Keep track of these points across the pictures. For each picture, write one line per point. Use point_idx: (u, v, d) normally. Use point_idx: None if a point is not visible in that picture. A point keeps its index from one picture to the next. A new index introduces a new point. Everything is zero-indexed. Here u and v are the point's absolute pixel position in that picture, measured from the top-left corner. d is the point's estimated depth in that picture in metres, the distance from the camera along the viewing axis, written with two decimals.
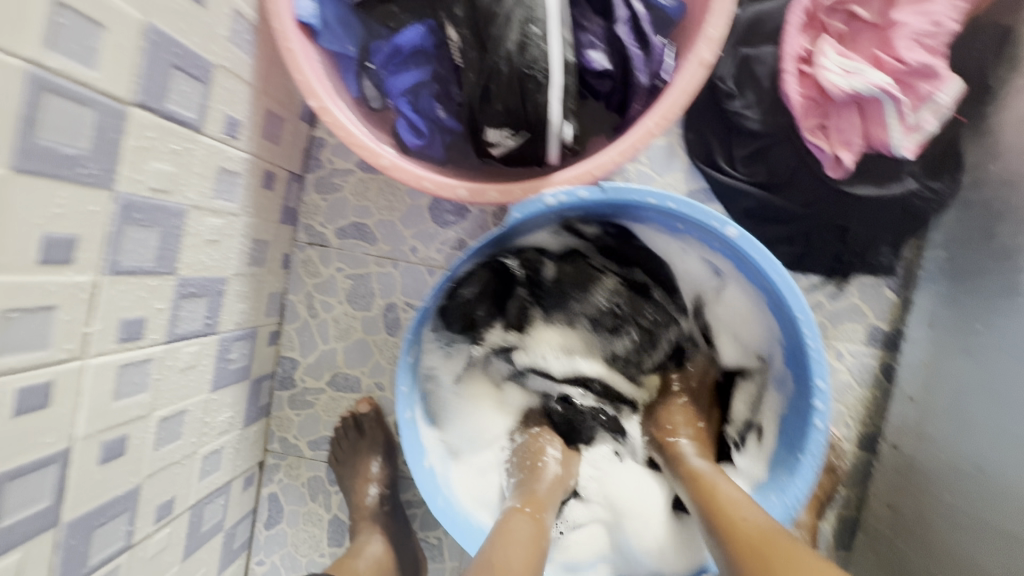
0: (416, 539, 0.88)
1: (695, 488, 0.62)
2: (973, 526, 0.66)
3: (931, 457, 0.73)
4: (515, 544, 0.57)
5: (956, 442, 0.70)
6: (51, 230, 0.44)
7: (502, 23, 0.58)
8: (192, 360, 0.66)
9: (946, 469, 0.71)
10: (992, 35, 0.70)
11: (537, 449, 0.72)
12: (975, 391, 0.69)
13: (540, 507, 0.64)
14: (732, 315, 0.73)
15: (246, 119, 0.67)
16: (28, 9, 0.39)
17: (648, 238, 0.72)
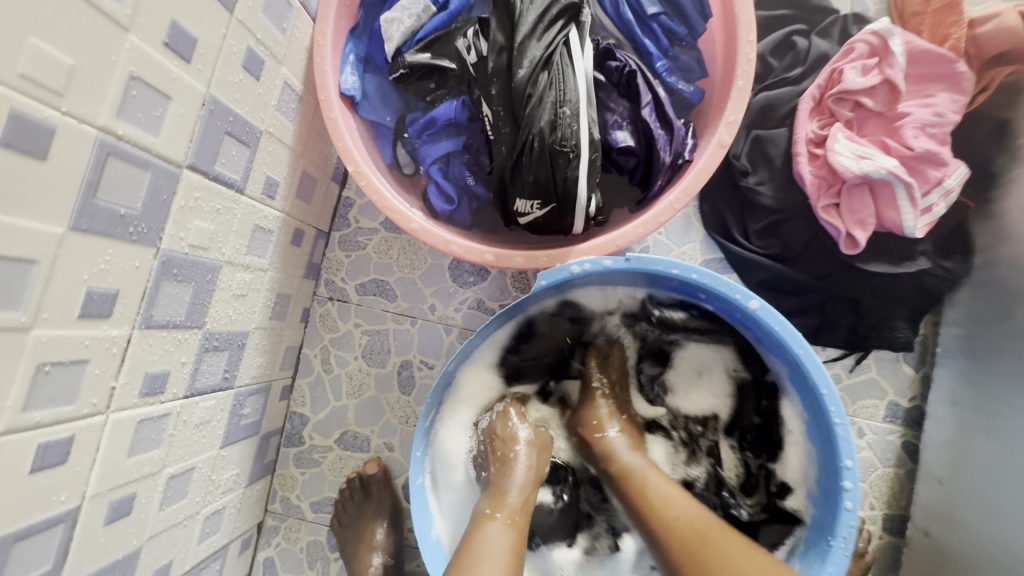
0: None
1: (627, 488, 0.66)
2: None
3: (966, 545, 0.71)
4: (489, 558, 0.55)
5: (990, 530, 0.68)
6: (95, 285, 0.45)
7: (535, 103, 0.62)
8: (207, 415, 0.66)
9: (984, 559, 0.68)
10: (992, 126, 0.74)
11: (508, 435, 0.69)
12: (1008, 474, 0.67)
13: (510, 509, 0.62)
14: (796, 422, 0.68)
15: (283, 181, 0.70)
16: (107, 81, 0.42)
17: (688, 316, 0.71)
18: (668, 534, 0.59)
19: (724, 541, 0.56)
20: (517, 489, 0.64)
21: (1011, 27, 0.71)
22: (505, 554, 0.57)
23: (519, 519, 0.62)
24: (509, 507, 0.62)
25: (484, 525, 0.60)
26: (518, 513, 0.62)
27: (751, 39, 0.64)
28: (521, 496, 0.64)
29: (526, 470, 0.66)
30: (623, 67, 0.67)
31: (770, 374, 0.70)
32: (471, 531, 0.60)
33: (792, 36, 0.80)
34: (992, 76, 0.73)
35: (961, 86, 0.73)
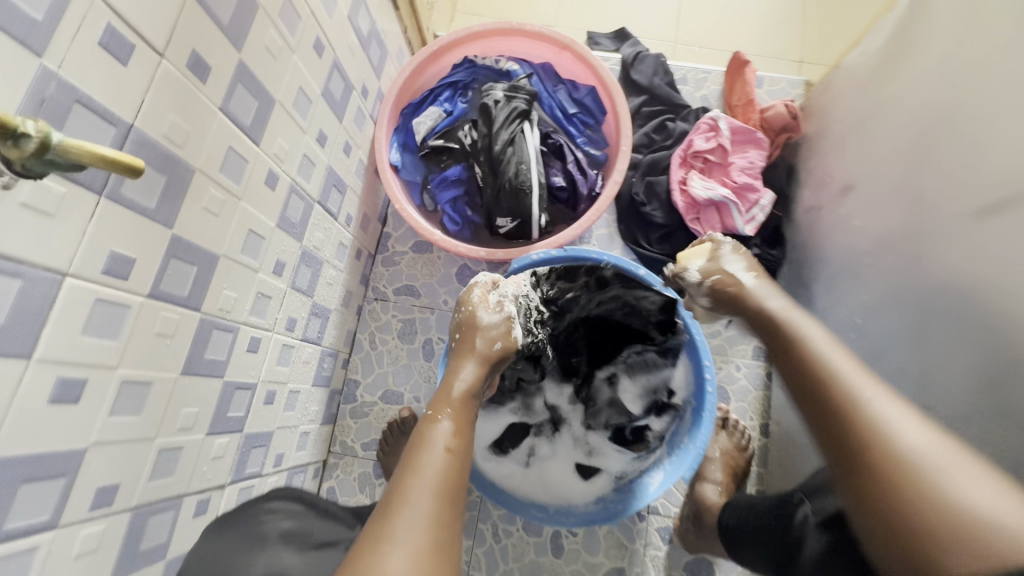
0: None
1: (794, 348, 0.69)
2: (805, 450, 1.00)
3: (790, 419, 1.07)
4: (422, 448, 0.68)
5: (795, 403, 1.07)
6: (280, 256, 0.87)
7: (506, 164, 1.08)
8: (308, 357, 1.05)
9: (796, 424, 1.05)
10: (786, 169, 1.22)
11: (473, 327, 0.87)
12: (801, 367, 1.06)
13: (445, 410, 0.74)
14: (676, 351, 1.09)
15: (355, 217, 1.14)
16: (296, 155, 0.87)
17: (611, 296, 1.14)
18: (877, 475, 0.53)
19: (915, 429, 0.54)
20: (462, 377, 0.80)
21: (782, 113, 1.20)
22: (444, 455, 0.67)
23: (460, 427, 0.72)
24: (454, 395, 0.77)
25: (427, 437, 0.70)
26: (458, 423, 0.73)
27: (627, 125, 1.12)
28: (464, 390, 0.79)
29: (471, 364, 0.83)
30: (557, 143, 1.14)
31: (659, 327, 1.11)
32: (420, 429, 0.71)
33: (665, 122, 1.30)
34: (778, 140, 1.22)
35: (763, 145, 1.21)
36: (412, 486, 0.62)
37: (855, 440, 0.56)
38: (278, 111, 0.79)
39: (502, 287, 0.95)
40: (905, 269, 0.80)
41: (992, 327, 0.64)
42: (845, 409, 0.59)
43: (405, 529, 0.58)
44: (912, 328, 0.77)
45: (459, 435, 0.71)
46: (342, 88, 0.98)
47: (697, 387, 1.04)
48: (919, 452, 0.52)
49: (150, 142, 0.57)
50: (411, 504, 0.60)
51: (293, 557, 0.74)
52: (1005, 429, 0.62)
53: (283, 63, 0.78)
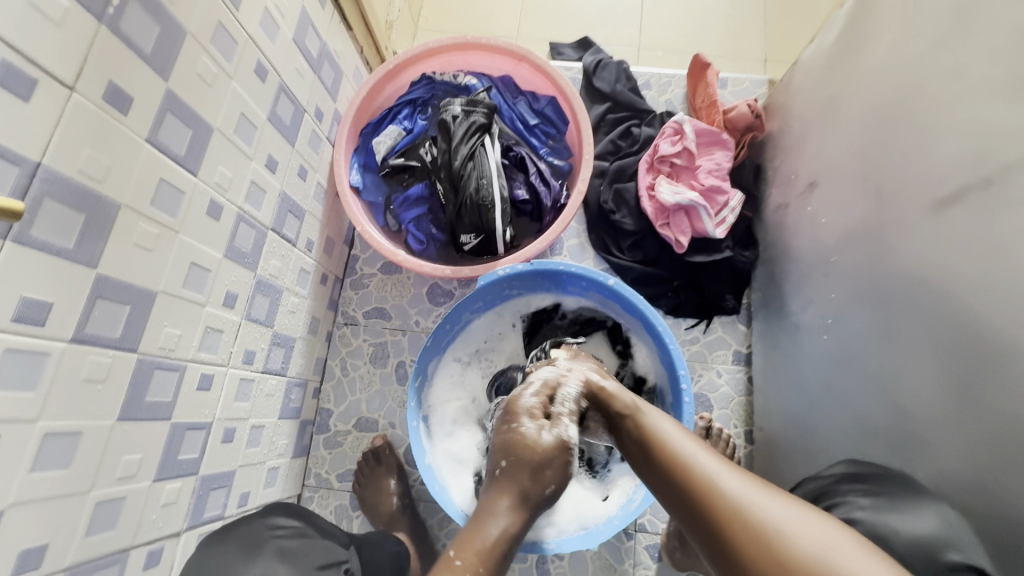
0: (435, 540, 1.13)
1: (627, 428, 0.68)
2: (789, 456, 0.97)
3: (772, 424, 1.04)
4: None
5: (774, 406, 1.04)
6: (230, 288, 0.84)
7: (467, 180, 1.06)
8: (272, 389, 1.01)
9: (778, 429, 1.02)
10: (753, 169, 1.21)
11: (523, 463, 0.68)
12: (780, 369, 1.02)
13: (475, 564, 0.60)
14: (649, 357, 1.09)
15: (316, 241, 1.11)
16: (242, 183, 0.84)
17: (580, 306, 1.13)
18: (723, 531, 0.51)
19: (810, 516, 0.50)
20: (499, 522, 0.65)
21: (744, 113, 1.19)
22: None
23: None
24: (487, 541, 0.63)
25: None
26: None
27: (588, 133, 1.10)
28: (502, 528, 0.64)
29: (508, 505, 0.66)
30: (518, 155, 1.13)
31: (634, 337, 1.10)
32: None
33: (630, 128, 1.29)
34: (743, 140, 1.21)
35: (728, 146, 1.19)
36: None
37: (708, 516, 0.52)
38: (217, 139, 0.77)
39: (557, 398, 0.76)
40: (870, 264, 0.78)
41: (957, 317, 0.62)
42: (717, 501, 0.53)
43: None
44: (880, 324, 0.75)
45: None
46: (291, 112, 0.96)
47: (674, 396, 1.02)
48: (773, 516, 0.50)
49: (64, 178, 0.54)
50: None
51: (288, 571, 0.71)
52: (975, 427, 0.60)
53: (219, 90, 0.76)
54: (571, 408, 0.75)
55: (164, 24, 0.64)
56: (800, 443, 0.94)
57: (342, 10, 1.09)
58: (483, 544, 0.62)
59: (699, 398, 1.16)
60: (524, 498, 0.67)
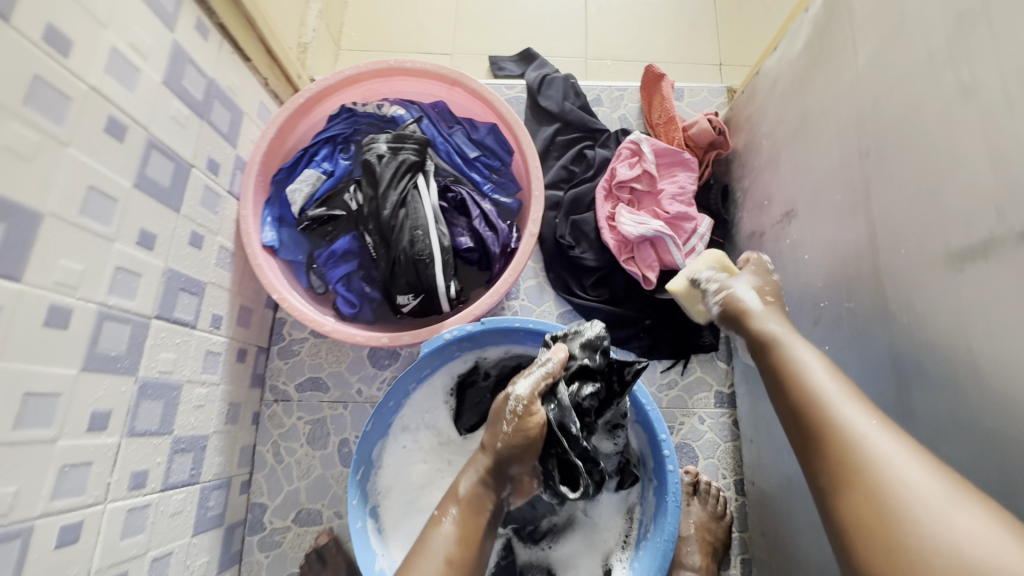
0: None
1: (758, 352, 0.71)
2: (795, 524, 0.86)
3: (770, 481, 0.94)
4: None
5: (772, 461, 0.93)
6: (97, 406, 0.66)
7: (399, 231, 0.91)
8: (179, 506, 0.83)
9: (780, 488, 0.91)
10: (720, 189, 1.10)
11: (442, 503, 0.73)
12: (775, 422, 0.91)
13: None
14: None
15: (226, 314, 0.94)
16: (102, 271, 0.66)
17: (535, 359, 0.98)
18: (829, 445, 0.55)
19: (904, 457, 0.51)
20: (442, 540, 0.68)
21: (705, 129, 1.07)
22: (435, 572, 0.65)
23: None
24: (429, 553, 0.67)
25: None
26: None
27: (536, 165, 0.97)
28: (449, 556, 0.67)
29: (454, 515, 0.71)
30: (457, 196, 0.98)
31: None
32: None
33: (583, 150, 1.17)
34: (708, 158, 1.10)
35: (691, 166, 1.08)
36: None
37: (828, 445, 0.55)
38: (52, 226, 0.59)
39: (518, 387, 0.74)
40: (872, 316, 0.67)
41: (999, 401, 0.51)
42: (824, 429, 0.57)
43: None
44: (891, 393, 0.65)
45: (462, 542, 0.69)
46: (171, 170, 0.78)
47: (656, 458, 0.88)
48: (903, 483, 0.49)
49: None
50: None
51: None
52: None
53: (47, 164, 0.58)
54: (529, 387, 0.74)
55: None
56: (804, 509, 0.83)
57: (233, 38, 0.92)
58: (455, 494, 0.72)
59: (684, 449, 1.05)
60: (493, 469, 0.73)
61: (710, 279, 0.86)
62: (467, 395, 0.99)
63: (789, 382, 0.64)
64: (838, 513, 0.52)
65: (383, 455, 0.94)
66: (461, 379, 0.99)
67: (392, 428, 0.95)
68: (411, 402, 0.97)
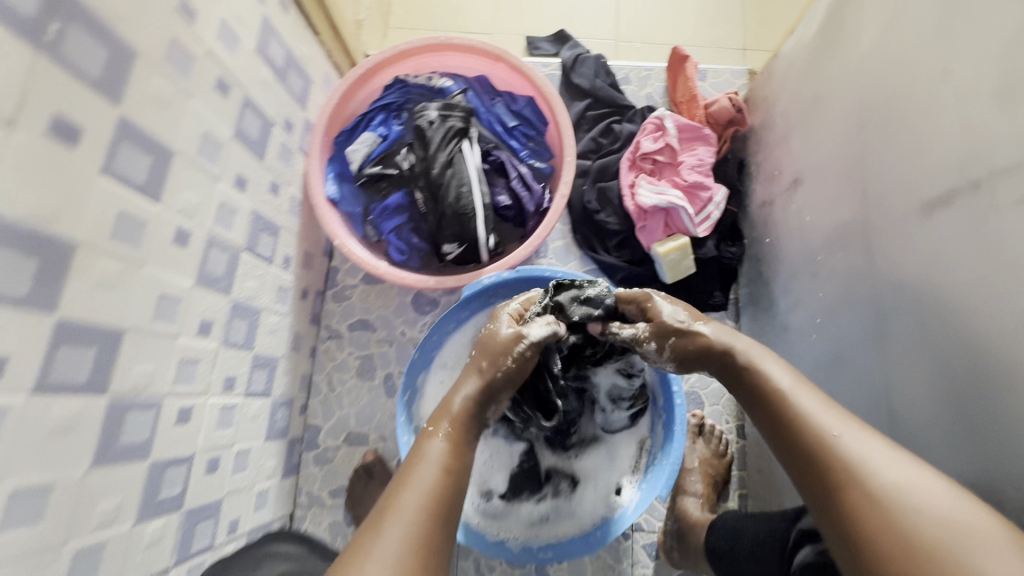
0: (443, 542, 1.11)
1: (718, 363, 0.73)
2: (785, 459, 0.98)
3: None
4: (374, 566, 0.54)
5: None
6: (204, 315, 0.81)
7: (446, 187, 1.04)
8: (256, 413, 0.98)
9: None
10: (736, 162, 1.20)
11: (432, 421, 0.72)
12: None
13: (393, 499, 0.61)
14: None
15: (294, 255, 1.08)
16: (210, 205, 0.80)
17: None
18: (815, 458, 0.58)
19: (890, 461, 0.54)
20: (435, 452, 0.67)
21: (725, 107, 1.17)
22: (431, 482, 0.64)
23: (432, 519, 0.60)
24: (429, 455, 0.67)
25: (389, 504, 0.61)
26: (440, 496, 0.63)
27: (569, 134, 1.08)
28: (446, 463, 0.66)
29: (447, 430, 0.70)
30: (497, 159, 1.11)
31: None
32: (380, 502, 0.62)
33: (611, 125, 1.27)
34: (726, 134, 1.20)
35: (710, 141, 1.18)
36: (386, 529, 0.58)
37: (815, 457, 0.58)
38: (179, 163, 0.73)
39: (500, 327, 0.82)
40: (861, 266, 0.77)
41: (958, 333, 0.61)
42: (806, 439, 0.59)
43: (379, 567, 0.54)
44: (871, 328, 0.75)
45: (455, 451, 0.68)
46: (259, 126, 0.92)
47: (664, 390, 1.00)
48: (893, 484, 0.52)
49: (8, 223, 0.50)
50: (402, 517, 0.59)
51: None
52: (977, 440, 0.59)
53: (177, 111, 0.72)
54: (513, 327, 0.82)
55: (114, 47, 0.61)
56: None
57: (307, 14, 1.04)
58: (448, 412, 0.73)
59: (691, 395, 1.17)
60: (483, 391, 0.76)
61: (637, 338, 0.79)
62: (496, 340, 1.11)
63: (767, 398, 0.65)
64: (846, 527, 0.54)
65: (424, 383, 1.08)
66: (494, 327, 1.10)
67: (433, 363, 1.09)
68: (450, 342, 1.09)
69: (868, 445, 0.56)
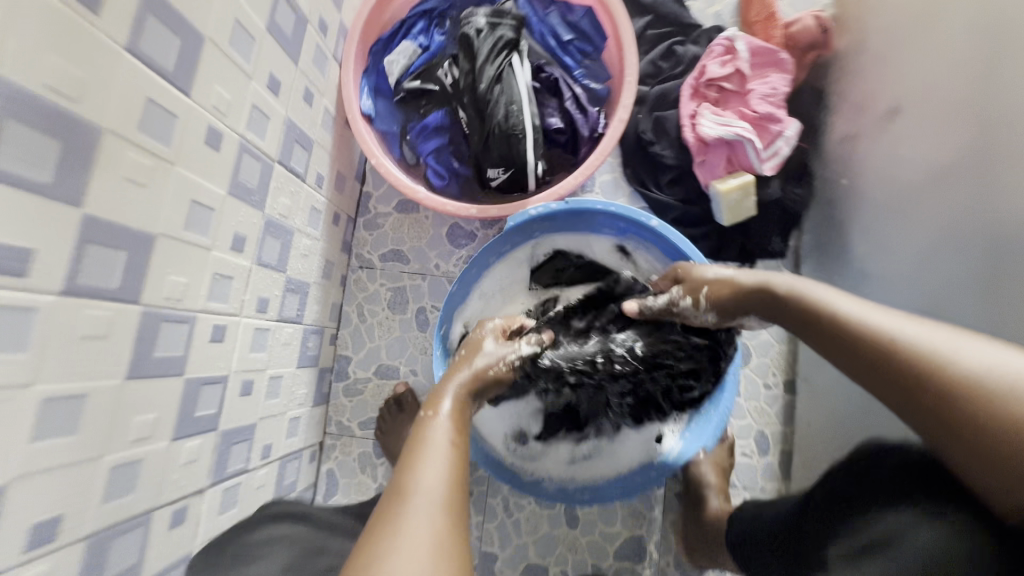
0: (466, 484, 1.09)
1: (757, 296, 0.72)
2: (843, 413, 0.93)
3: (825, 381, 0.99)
4: (403, 532, 0.50)
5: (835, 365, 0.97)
6: (238, 230, 0.75)
7: (494, 105, 0.94)
8: (289, 338, 0.94)
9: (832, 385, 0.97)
10: (814, 93, 1.07)
11: (428, 405, 0.68)
12: None
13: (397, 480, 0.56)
14: None
15: (327, 175, 1.00)
16: (242, 105, 0.72)
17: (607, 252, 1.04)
18: (871, 360, 0.57)
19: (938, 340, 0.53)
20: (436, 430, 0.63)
21: (811, 26, 1.05)
22: (446, 453, 0.60)
23: (452, 501, 0.55)
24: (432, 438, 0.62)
25: (400, 484, 0.55)
26: (455, 469, 0.59)
27: (632, 50, 0.97)
28: (453, 442, 0.62)
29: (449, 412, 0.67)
30: (550, 76, 1.00)
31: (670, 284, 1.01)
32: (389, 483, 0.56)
33: (673, 46, 1.14)
34: (805, 61, 1.07)
35: (787, 68, 1.05)
36: (412, 499, 0.53)
37: (869, 357, 0.57)
38: (211, 52, 0.65)
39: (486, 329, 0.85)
40: (974, 193, 0.72)
41: None
42: (854, 342, 0.59)
43: (411, 529, 0.50)
44: (978, 270, 0.70)
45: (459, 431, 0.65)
46: (293, 23, 0.82)
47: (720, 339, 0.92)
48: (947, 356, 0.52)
49: (26, 94, 0.43)
50: (421, 492, 0.54)
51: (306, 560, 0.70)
52: None
53: None
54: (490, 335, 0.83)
55: None
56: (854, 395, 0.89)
57: None
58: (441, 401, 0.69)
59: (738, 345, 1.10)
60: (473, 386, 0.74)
61: (672, 300, 0.81)
62: (538, 278, 1.05)
63: (809, 317, 0.64)
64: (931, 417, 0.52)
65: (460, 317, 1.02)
66: (539, 264, 1.04)
67: (470, 295, 1.03)
68: (490, 275, 1.03)
69: (927, 334, 0.54)
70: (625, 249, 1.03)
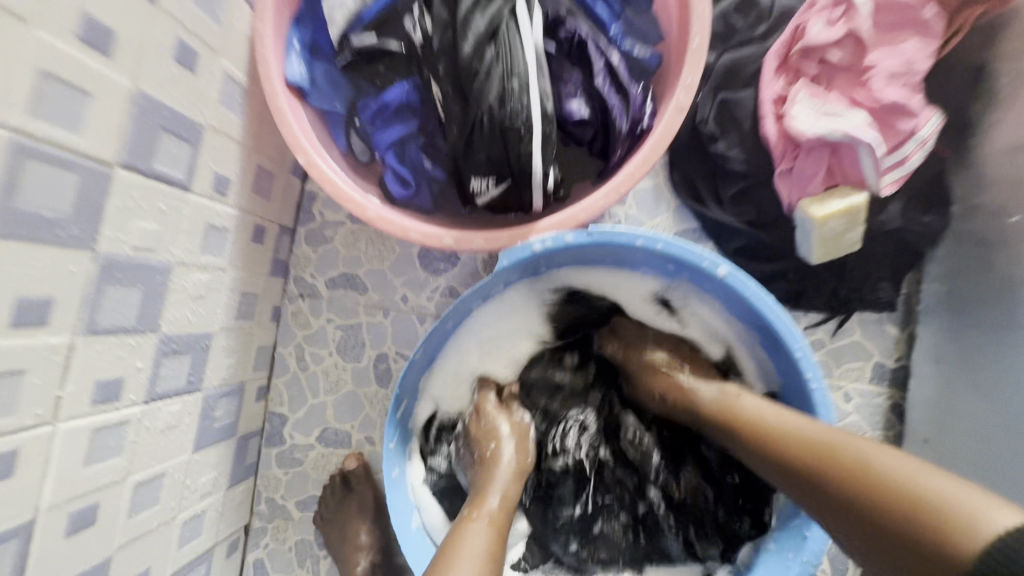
0: None
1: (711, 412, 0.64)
2: None
3: None
4: None
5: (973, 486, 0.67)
6: (25, 293, 0.44)
7: (483, 78, 0.60)
8: (173, 420, 0.65)
9: None
10: (966, 72, 0.72)
11: (475, 502, 0.63)
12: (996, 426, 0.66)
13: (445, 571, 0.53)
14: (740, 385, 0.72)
15: (236, 177, 0.67)
16: (16, 77, 0.40)
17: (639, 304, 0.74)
18: (824, 486, 0.50)
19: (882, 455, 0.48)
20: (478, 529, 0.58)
21: None
22: (485, 555, 0.56)
23: None
24: (480, 533, 0.58)
25: None
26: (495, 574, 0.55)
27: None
28: (494, 544, 0.57)
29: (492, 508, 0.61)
30: (573, 36, 0.66)
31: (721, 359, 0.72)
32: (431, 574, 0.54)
33: None
34: (964, 19, 0.70)
35: (931, 31, 0.70)
36: None
37: (822, 483, 0.50)
38: None
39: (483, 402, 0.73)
40: None
41: None
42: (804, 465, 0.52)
43: None
44: None
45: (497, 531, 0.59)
46: None
47: None
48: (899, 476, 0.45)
49: None
50: None
51: None
52: None
53: None
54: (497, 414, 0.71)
55: None
56: None
57: None
58: (484, 503, 0.62)
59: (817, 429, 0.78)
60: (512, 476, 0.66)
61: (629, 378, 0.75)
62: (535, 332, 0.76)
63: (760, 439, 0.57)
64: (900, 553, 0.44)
65: (427, 389, 0.73)
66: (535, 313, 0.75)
67: (441, 355, 0.72)
68: (471, 328, 0.73)
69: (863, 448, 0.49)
70: (669, 299, 0.72)
